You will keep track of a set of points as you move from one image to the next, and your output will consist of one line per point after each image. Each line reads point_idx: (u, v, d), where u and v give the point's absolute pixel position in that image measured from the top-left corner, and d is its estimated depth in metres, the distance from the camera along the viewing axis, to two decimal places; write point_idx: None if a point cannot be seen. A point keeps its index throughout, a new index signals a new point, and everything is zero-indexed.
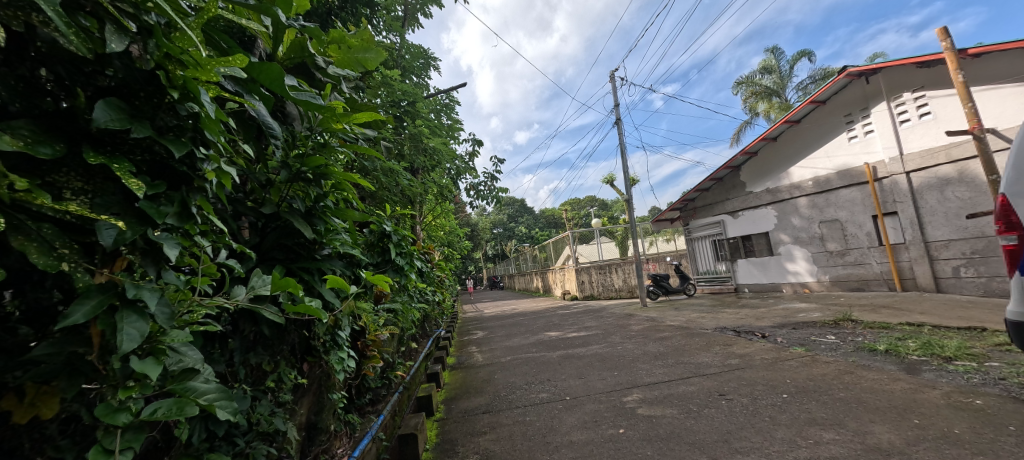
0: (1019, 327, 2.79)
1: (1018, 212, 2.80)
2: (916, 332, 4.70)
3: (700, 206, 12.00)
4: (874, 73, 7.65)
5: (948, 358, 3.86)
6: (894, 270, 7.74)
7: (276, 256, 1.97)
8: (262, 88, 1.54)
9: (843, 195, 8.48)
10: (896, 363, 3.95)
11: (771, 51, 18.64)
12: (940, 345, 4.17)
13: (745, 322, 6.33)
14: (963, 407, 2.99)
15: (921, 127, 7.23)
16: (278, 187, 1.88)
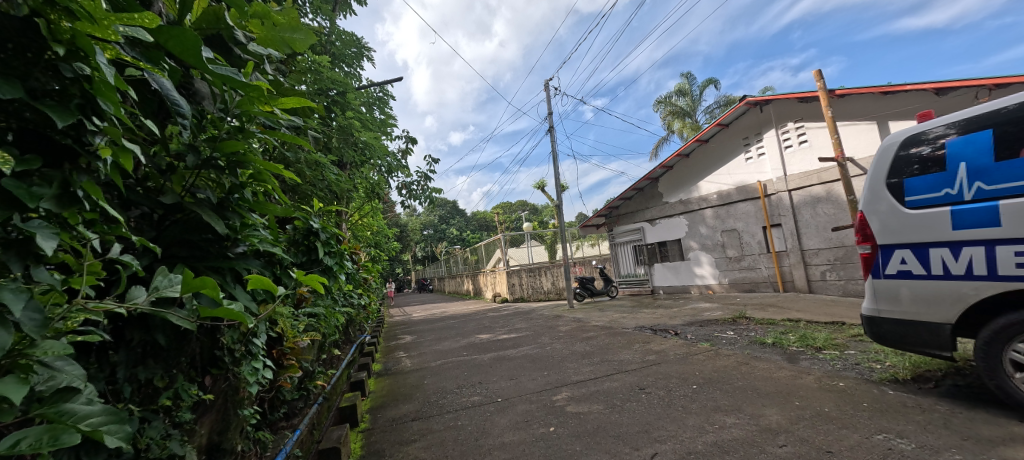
0: (871, 320, 3.40)
1: (872, 226, 3.41)
2: (795, 326, 5.50)
3: (623, 213, 12.82)
4: (766, 103, 8.82)
5: (818, 348, 4.58)
6: (777, 274, 8.97)
7: (177, 253, 1.69)
8: (169, 58, 1.35)
9: (741, 208, 9.64)
10: (781, 353, 4.58)
11: (686, 76, 20.57)
12: (812, 337, 4.93)
13: (661, 321, 6.90)
14: (833, 389, 3.56)
15: (801, 152, 8.49)
16: (181, 174, 1.64)
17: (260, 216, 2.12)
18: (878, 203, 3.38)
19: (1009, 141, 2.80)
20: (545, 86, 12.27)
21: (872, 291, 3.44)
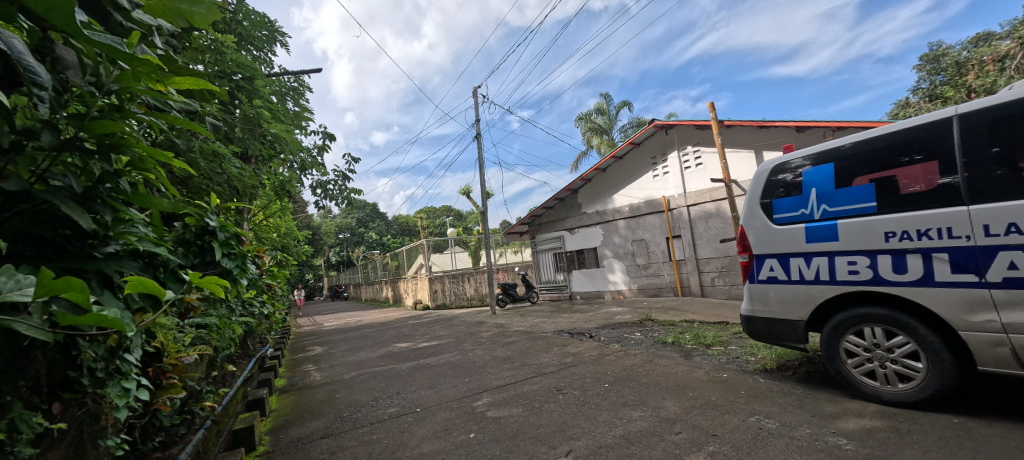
0: (749, 319, 3.96)
1: (750, 238, 3.97)
2: (690, 326, 6.15)
3: (545, 222, 13.26)
4: (671, 128, 9.82)
5: (708, 345, 5.17)
6: (677, 280, 9.95)
7: (21, 252, 1.36)
8: (27, 19, 1.19)
9: (649, 221, 10.55)
10: (678, 351, 5.09)
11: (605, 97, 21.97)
12: (704, 335, 5.55)
13: (578, 325, 7.24)
14: (720, 381, 4.03)
15: (696, 173, 9.57)
16: (31, 157, 1.26)
17: (141, 214, 1.79)
18: (754, 218, 3.95)
19: (846, 173, 3.40)
20: (473, 93, 12.29)
21: (750, 294, 3.98)
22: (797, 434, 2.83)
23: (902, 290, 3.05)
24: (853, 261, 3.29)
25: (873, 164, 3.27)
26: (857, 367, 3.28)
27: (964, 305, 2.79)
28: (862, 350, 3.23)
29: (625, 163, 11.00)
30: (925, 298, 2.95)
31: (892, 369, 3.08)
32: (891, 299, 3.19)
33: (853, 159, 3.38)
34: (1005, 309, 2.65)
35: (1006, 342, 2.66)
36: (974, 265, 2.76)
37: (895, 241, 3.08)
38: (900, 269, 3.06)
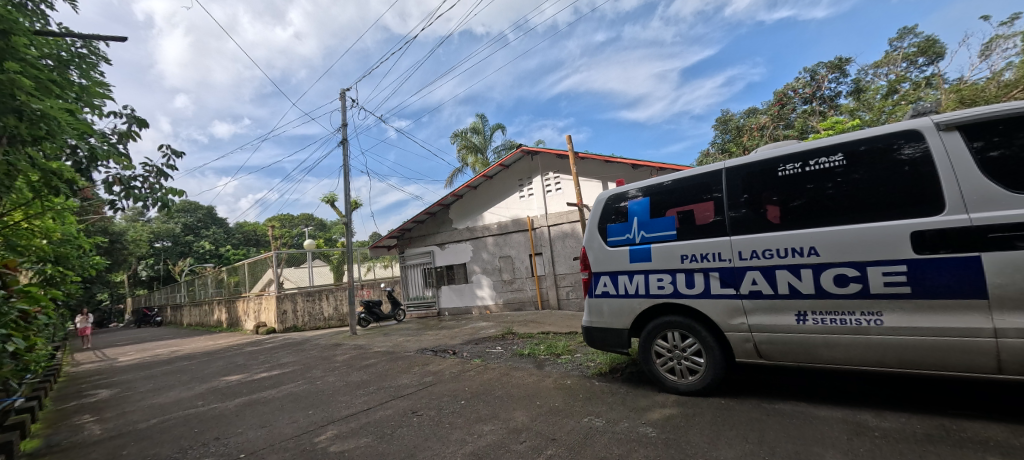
0: (589, 331, 3.98)
1: (590, 257, 4.06)
2: (545, 338, 6.62)
3: (415, 236, 12.85)
4: (536, 154, 10.63)
5: (557, 354, 5.64)
6: (539, 294, 10.61)
7: None
8: None
9: (515, 239, 11.09)
10: (533, 362, 5.44)
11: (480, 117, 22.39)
12: (555, 345, 6.04)
13: (441, 343, 7.10)
14: (565, 388, 4.31)
15: (556, 197, 10.50)
16: None
17: None
18: (593, 240, 4.07)
19: (662, 205, 3.66)
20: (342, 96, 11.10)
21: (591, 308, 4.04)
22: (617, 428, 2.99)
23: (689, 301, 3.38)
24: (661, 278, 3.54)
25: (678, 199, 3.60)
26: (663, 366, 3.55)
27: (726, 311, 3.22)
28: (665, 352, 3.50)
29: (494, 183, 11.41)
30: (702, 306, 3.33)
31: (686, 365, 3.39)
32: (690, 310, 3.44)
33: (663, 194, 3.69)
34: (752, 313, 3.12)
35: (751, 338, 3.12)
36: (734, 281, 3.19)
37: (689, 261, 3.41)
38: (690, 284, 3.38)
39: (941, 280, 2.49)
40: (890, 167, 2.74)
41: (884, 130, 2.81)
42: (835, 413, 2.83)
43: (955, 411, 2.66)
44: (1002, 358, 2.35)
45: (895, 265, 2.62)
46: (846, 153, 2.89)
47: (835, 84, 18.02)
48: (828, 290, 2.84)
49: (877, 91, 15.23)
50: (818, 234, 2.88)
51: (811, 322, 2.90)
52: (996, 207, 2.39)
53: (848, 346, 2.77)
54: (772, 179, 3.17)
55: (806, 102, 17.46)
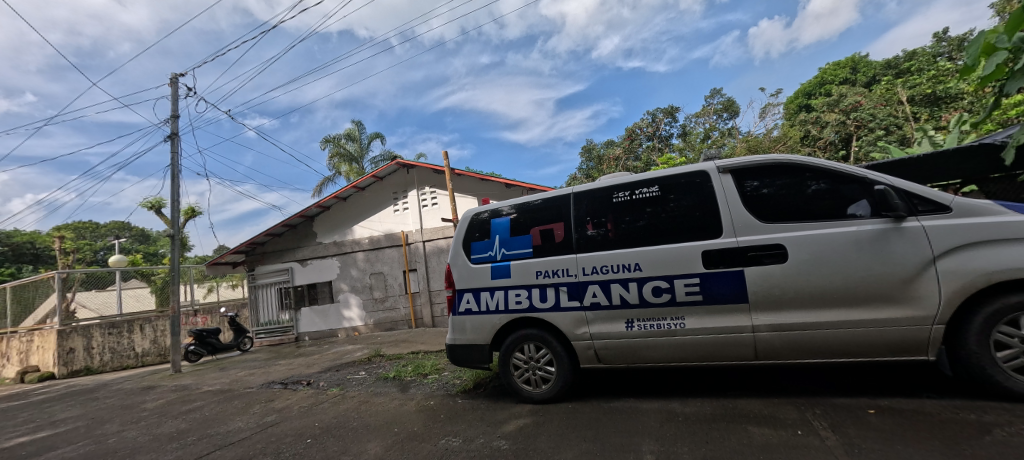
0: (452, 348, 3.58)
1: (454, 273, 3.64)
2: (416, 357, 5.94)
3: (269, 251, 10.85)
4: (412, 168, 10.13)
5: (426, 374, 4.80)
6: (411, 312, 9.88)
7: None
8: None
9: (387, 253, 10.18)
10: (398, 386, 4.58)
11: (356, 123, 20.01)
12: (425, 365, 5.19)
13: (295, 372, 6.31)
14: (428, 410, 3.64)
15: (431, 212, 10.07)
16: None
17: None
18: (457, 256, 3.67)
19: (520, 223, 3.48)
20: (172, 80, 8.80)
21: (455, 325, 3.62)
22: (472, 446, 2.70)
23: (543, 315, 3.28)
24: (519, 294, 3.35)
25: (537, 219, 3.42)
26: (519, 378, 3.42)
27: (572, 321, 3.18)
28: (522, 364, 3.38)
29: (365, 195, 10.46)
30: (554, 319, 3.24)
31: (540, 375, 3.31)
32: (544, 323, 3.34)
33: (524, 214, 3.48)
34: (594, 322, 3.12)
35: (593, 345, 3.13)
36: (578, 294, 3.16)
37: (543, 277, 3.28)
38: (544, 299, 3.27)
39: (723, 289, 2.79)
40: (700, 197, 2.95)
41: (695, 167, 3.05)
42: (653, 405, 3.06)
43: (734, 392, 3.10)
44: (758, 349, 2.75)
45: (690, 277, 2.86)
46: (660, 185, 3.09)
47: (668, 127, 21.48)
48: (648, 300, 2.97)
49: (694, 137, 18.54)
50: (642, 252, 3.00)
51: (638, 327, 3.01)
52: (757, 232, 2.77)
53: (662, 347, 2.95)
54: (607, 205, 3.22)
55: (649, 139, 20.30)
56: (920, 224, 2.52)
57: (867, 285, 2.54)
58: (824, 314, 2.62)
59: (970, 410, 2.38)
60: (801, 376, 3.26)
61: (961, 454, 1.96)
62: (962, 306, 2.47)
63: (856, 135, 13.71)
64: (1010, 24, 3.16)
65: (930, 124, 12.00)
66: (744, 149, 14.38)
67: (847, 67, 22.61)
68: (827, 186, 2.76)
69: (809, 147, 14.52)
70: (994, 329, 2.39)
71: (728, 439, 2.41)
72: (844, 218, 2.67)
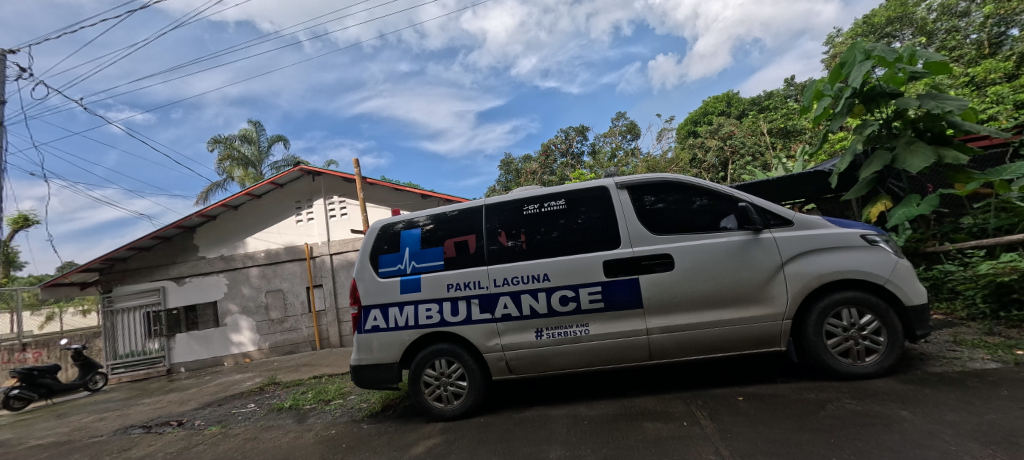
0: (357, 369, 3.32)
1: (359, 288, 3.37)
2: (317, 383, 5.41)
3: (134, 269, 9.17)
4: (318, 174, 9.40)
5: (327, 400, 4.40)
6: (315, 333, 8.84)
7: None
8: None
9: (288, 268, 9.06)
10: (293, 416, 4.13)
11: (254, 124, 17.92)
12: (326, 390, 4.76)
13: (161, 412, 5.34)
14: (327, 440, 3.33)
15: (341, 223, 9.35)
16: None
17: None
18: (364, 270, 3.42)
19: (432, 235, 3.38)
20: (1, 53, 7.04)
21: (358, 345, 3.35)
22: None
23: (454, 329, 3.19)
24: (429, 308, 3.23)
25: (452, 230, 3.36)
26: (429, 395, 3.28)
27: (484, 334, 3.15)
28: (433, 381, 3.25)
29: (263, 204, 9.45)
30: (466, 333, 3.17)
31: (452, 390, 3.23)
32: (454, 335, 3.26)
33: (438, 225, 3.40)
34: (506, 334, 3.13)
35: (504, 356, 3.14)
36: (490, 306, 3.14)
37: (455, 290, 3.20)
38: (456, 312, 3.19)
39: (622, 295, 2.98)
40: (603, 210, 3.15)
41: (599, 182, 3.26)
42: (561, 411, 3.14)
43: (633, 391, 3.28)
44: (651, 350, 2.98)
45: (593, 285, 3.01)
46: (568, 198, 3.24)
47: (579, 144, 22.67)
48: (556, 309, 3.05)
49: (602, 155, 19.77)
50: (551, 263, 3.09)
51: (547, 336, 3.08)
52: (649, 242, 3.02)
53: (569, 354, 3.05)
54: (519, 217, 3.28)
55: (563, 155, 21.21)
56: (775, 238, 2.93)
57: (737, 288, 2.90)
58: (706, 315, 2.93)
59: (812, 390, 2.81)
60: (682, 370, 3.57)
61: (805, 429, 2.37)
62: (804, 302, 2.91)
63: (732, 160, 15.73)
64: (832, 76, 3.92)
65: (785, 154, 14.21)
66: (644, 168, 15.66)
67: (727, 100, 25.97)
68: (707, 203, 3.12)
69: (695, 168, 16.29)
70: (827, 321, 2.86)
71: (627, 437, 2.58)
72: (718, 230, 3.02)
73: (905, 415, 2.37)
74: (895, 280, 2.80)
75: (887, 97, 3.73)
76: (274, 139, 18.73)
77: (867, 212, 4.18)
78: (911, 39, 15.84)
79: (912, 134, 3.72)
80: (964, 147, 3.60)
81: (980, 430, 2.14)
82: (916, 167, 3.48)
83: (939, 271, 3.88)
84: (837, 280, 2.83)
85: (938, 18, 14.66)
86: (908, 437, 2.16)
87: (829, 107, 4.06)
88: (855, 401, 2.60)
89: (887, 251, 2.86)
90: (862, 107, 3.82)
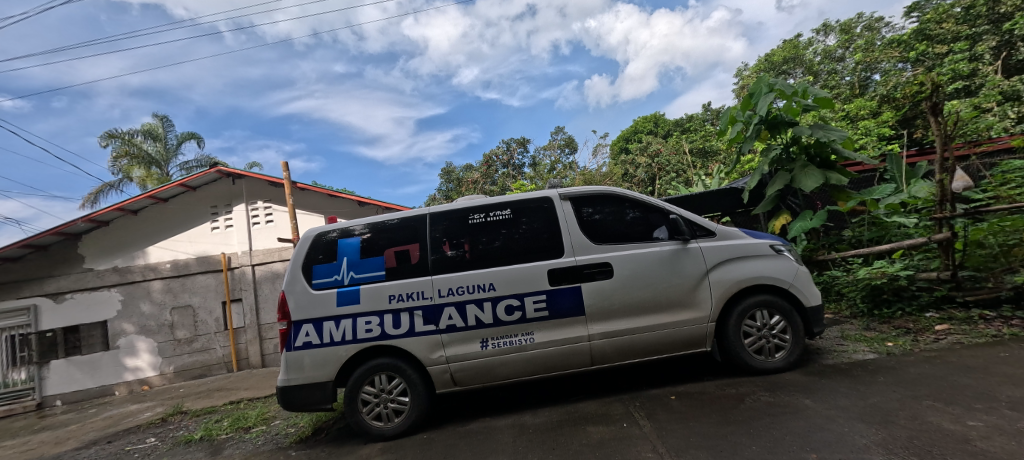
0: (286, 391, 3.05)
1: (290, 302, 3.10)
2: (233, 409, 4.83)
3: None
4: (240, 177, 8.40)
5: (247, 428, 3.96)
6: (232, 353, 7.89)
7: None
8: None
9: (199, 281, 8.06)
10: (205, 448, 3.65)
11: (160, 118, 15.76)
12: (246, 416, 4.28)
13: (29, 457, 4.43)
14: None
15: (266, 230, 8.44)
16: None
17: None
18: (294, 282, 3.15)
19: (372, 243, 3.23)
20: None
21: (287, 364, 3.07)
22: None
23: (395, 343, 3.05)
24: (369, 321, 3.06)
25: (393, 239, 3.23)
26: (367, 414, 3.10)
27: (427, 346, 3.05)
28: (371, 398, 3.08)
29: (170, 208, 8.25)
30: (409, 346, 3.05)
31: (392, 407, 3.08)
32: (395, 349, 3.13)
33: (378, 234, 3.25)
34: (450, 345, 3.06)
35: (448, 368, 3.06)
36: (434, 317, 3.05)
37: (397, 302, 3.07)
38: (397, 325, 3.05)
39: (565, 303, 3.06)
40: (547, 220, 3.24)
41: (542, 193, 3.35)
42: (507, 421, 3.13)
43: (576, 396, 3.37)
44: (593, 355, 3.09)
45: (538, 294, 3.06)
46: (512, 208, 3.28)
47: (519, 156, 23.07)
48: (501, 319, 3.05)
49: (542, 167, 20.29)
50: (496, 272, 3.09)
51: (493, 346, 3.06)
52: (590, 252, 3.15)
53: (514, 363, 3.06)
54: (464, 226, 3.25)
55: (504, 166, 21.37)
56: (700, 247, 3.21)
57: (668, 294, 3.12)
58: (642, 320, 3.11)
59: (733, 385, 3.10)
60: (619, 373, 3.75)
61: (729, 422, 2.60)
62: (726, 305, 3.21)
63: (659, 176, 16.97)
64: (743, 104, 4.43)
65: (703, 171, 15.66)
66: (581, 181, 16.33)
67: (654, 120, 28.00)
68: (641, 214, 3.33)
69: (627, 183, 17.32)
70: (744, 322, 3.18)
71: (572, 442, 2.64)
72: (651, 240, 3.24)
73: (809, 403, 2.70)
74: (796, 284, 3.20)
75: (787, 126, 4.29)
76: (186, 137, 16.70)
77: (773, 225, 4.79)
78: (802, 77, 18.34)
79: (806, 159, 4.28)
80: (844, 171, 4.22)
81: (867, 412, 2.50)
82: (807, 187, 4.06)
83: (828, 275, 4.55)
84: (751, 285, 3.17)
85: (822, 60, 17.14)
86: (812, 422, 2.46)
87: (741, 131, 4.57)
88: (767, 393, 2.91)
89: (789, 259, 3.27)
90: (767, 133, 4.38)
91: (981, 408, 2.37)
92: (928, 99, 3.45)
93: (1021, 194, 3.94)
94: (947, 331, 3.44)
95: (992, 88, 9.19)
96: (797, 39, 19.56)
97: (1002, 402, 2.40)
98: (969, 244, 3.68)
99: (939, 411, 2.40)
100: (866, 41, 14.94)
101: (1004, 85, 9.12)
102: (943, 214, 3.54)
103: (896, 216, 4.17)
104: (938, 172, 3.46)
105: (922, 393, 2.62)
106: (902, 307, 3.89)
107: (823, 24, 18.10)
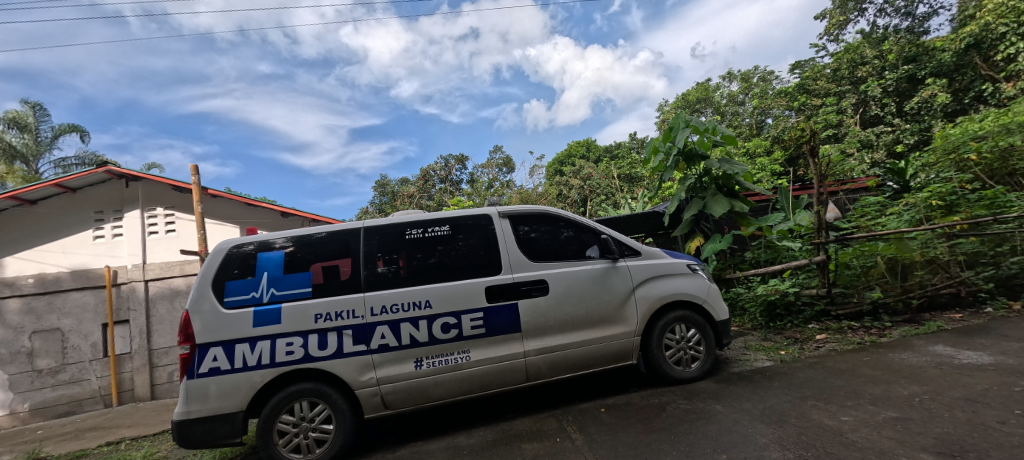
0: (185, 424, 2.67)
1: (195, 324, 2.74)
2: (111, 451, 4.08)
3: None
4: (135, 179, 7.45)
5: None
6: (112, 384, 6.69)
7: None
8: None
9: (72, 299, 6.72)
10: None
11: (32, 105, 13.34)
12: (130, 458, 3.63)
13: None
14: None
15: (166, 241, 7.59)
16: None
17: None
18: (201, 300, 2.79)
19: (296, 258, 2.98)
20: None
21: (186, 394, 2.69)
22: None
23: (320, 366, 2.83)
24: (290, 343, 2.81)
25: (320, 254, 3.02)
26: (284, 446, 2.81)
27: (356, 367, 2.87)
28: (289, 428, 2.80)
29: (41, 212, 7.07)
30: (335, 368, 2.84)
31: (313, 437, 2.84)
32: (319, 372, 2.89)
33: (304, 248, 3.02)
34: (381, 366, 2.90)
35: (379, 391, 2.90)
36: (365, 337, 2.88)
37: (324, 321, 2.85)
38: (324, 346, 2.84)
39: (502, 321, 3.07)
40: (484, 237, 3.25)
41: (481, 210, 3.35)
42: (441, 443, 3.02)
43: (510, 414, 3.36)
44: (528, 372, 3.13)
45: (474, 312, 3.04)
46: (451, 225, 3.24)
47: (456, 172, 23.04)
48: (437, 337, 2.97)
49: (480, 185, 20.44)
50: (432, 289, 3.01)
51: (427, 366, 2.96)
52: (527, 269, 3.21)
53: (449, 382, 2.99)
54: (400, 241, 3.14)
55: (441, 181, 21.15)
56: (628, 266, 3.42)
57: (598, 311, 3.27)
58: (574, 336, 3.22)
59: (656, 395, 3.31)
60: (551, 389, 3.81)
61: (653, 430, 2.76)
62: (650, 320, 3.44)
63: (590, 199, 17.94)
64: (664, 136, 4.91)
65: (628, 196, 16.86)
66: (518, 199, 16.67)
67: (586, 145, 29.67)
68: (573, 233, 3.48)
69: (561, 202, 18.05)
70: (665, 335, 3.43)
71: None
72: (583, 258, 3.40)
73: (720, 408, 2.98)
74: (708, 300, 3.53)
75: (700, 158, 4.82)
76: (65, 129, 14.27)
77: (689, 245, 5.34)
78: (711, 116, 20.73)
79: (715, 188, 4.81)
80: (745, 200, 4.78)
81: (765, 413, 2.81)
82: (717, 212, 4.56)
83: (733, 292, 5.11)
84: (671, 301, 3.44)
85: (727, 103, 19.58)
86: (721, 426, 2.71)
87: (663, 161, 5.04)
88: (685, 401, 3.15)
89: (702, 277, 3.61)
90: (684, 163, 4.87)
91: (851, 405, 2.79)
92: (808, 143, 4.10)
93: (874, 224, 4.80)
94: (825, 340, 4.02)
95: (854, 137, 11.19)
96: (707, 82, 22.16)
97: (865, 398, 2.86)
98: (839, 265, 4.34)
99: (820, 409, 2.78)
100: (760, 90, 17.34)
101: (862, 135, 11.18)
102: (821, 240, 4.15)
103: (785, 240, 4.82)
104: (816, 204, 4.07)
105: (807, 394, 3.03)
106: (792, 320, 4.49)
107: (727, 72, 20.72)
